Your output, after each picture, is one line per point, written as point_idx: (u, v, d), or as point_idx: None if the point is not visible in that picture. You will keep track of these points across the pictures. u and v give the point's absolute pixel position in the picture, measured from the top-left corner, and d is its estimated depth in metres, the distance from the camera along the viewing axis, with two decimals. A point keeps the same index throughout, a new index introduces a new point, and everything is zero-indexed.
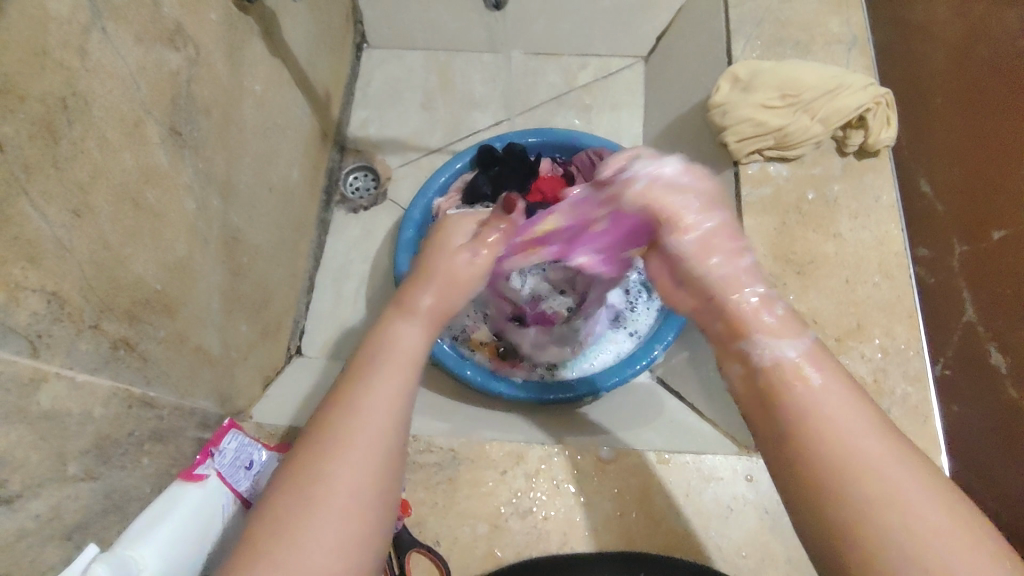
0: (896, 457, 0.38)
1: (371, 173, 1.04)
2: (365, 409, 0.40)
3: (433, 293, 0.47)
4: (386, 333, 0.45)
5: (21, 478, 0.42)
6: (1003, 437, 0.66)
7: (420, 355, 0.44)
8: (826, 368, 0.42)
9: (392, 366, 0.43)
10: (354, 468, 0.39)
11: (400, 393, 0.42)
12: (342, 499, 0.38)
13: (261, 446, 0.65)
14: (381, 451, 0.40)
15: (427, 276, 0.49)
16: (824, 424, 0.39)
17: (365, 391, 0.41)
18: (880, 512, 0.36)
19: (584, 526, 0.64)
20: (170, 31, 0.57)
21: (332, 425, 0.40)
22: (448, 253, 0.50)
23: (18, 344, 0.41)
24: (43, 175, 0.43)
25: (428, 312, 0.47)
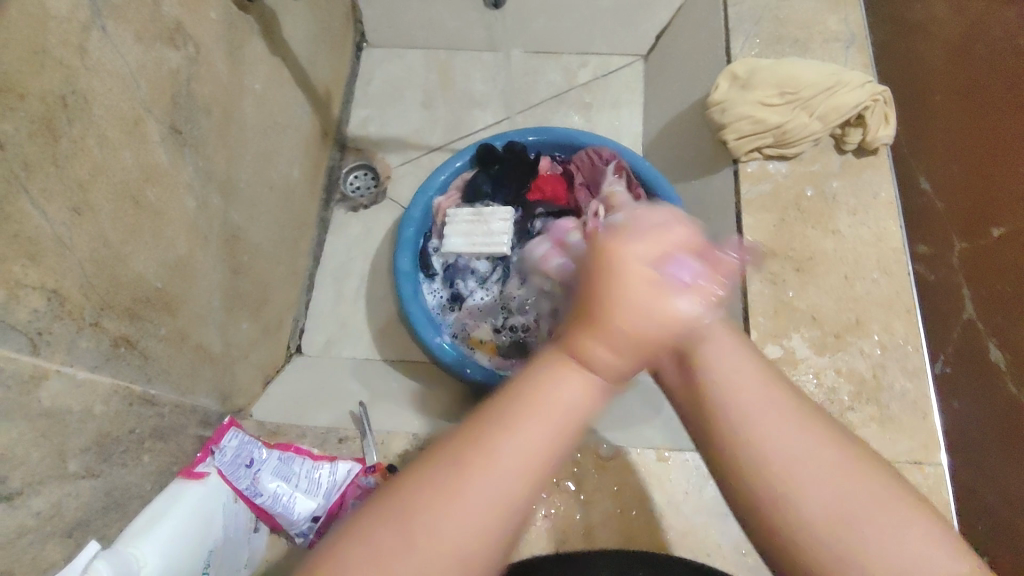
0: (805, 434, 0.35)
1: (371, 172, 1.04)
2: (499, 459, 0.33)
3: (627, 343, 0.34)
4: (548, 377, 0.35)
5: (22, 475, 0.42)
6: (1002, 432, 0.67)
7: (578, 422, 0.35)
8: (725, 344, 0.38)
9: (540, 424, 0.34)
10: (466, 524, 0.32)
11: (542, 456, 0.34)
12: (460, 538, 0.32)
13: (261, 443, 0.65)
14: (509, 505, 0.33)
15: (603, 317, 0.34)
16: (724, 398, 0.37)
17: (508, 441, 0.33)
18: (779, 485, 0.34)
19: (584, 524, 0.65)
20: (170, 29, 0.57)
21: (461, 458, 0.33)
22: (638, 281, 0.34)
23: (18, 342, 0.42)
24: (43, 173, 0.43)
25: (615, 372, 0.35)
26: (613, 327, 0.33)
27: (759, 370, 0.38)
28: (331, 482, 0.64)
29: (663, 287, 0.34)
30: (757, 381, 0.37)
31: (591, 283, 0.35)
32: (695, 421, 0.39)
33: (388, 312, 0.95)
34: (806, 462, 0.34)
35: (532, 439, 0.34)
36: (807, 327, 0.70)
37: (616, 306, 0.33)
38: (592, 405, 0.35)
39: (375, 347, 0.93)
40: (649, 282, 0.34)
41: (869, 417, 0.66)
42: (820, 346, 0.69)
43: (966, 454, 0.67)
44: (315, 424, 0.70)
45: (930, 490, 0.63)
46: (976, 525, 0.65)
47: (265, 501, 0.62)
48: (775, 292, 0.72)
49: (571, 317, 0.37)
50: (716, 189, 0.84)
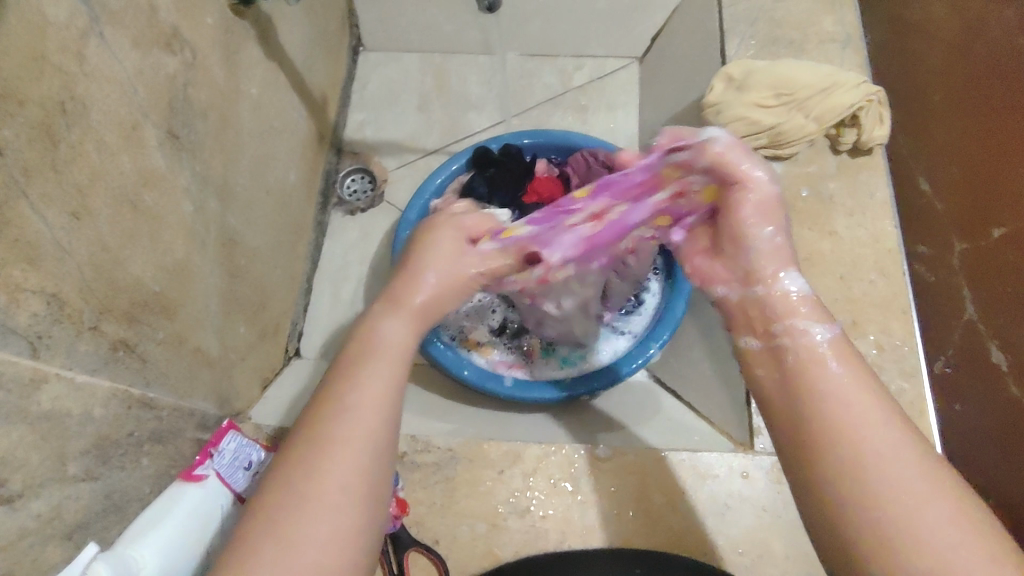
0: (908, 459, 0.37)
1: (369, 175, 1.05)
2: (348, 401, 0.40)
3: (437, 279, 0.49)
4: (370, 333, 0.45)
5: (23, 477, 0.42)
6: (1003, 431, 0.67)
7: (403, 351, 0.44)
8: (840, 362, 0.42)
9: (370, 372, 0.42)
10: (342, 457, 0.38)
11: (384, 384, 0.42)
12: (335, 479, 0.38)
13: (260, 447, 0.66)
14: (370, 434, 0.40)
15: (412, 273, 0.49)
16: (849, 438, 0.38)
17: (351, 385, 0.41)
18: (894, 526, 0.35)
19: (582, 524, 0.64)
20: (167, 35, 0.57)
21: (312, 421, 0.40)
22: (440, 251, 0.51)
23: (18, 346, 0.42)
24: (42, 178, 0.44)
25: (418, 311, 0.47)
26: (415, 283, 0.48)
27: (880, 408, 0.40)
28: None
29: (453, 251, 0.51)
30: (877, 411, 0.39)
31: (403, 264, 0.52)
32: (783, 412, 0.42)
33: None
34: (900, 476, 0.37)
35: (370, 379, 0.41)
36: None
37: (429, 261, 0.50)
38: (409, 338, 0.45)
39: None
40: (452, 252, 0.51)
41: None
42: None
43: (967, 463, 0.67)
44: None
45: None
46: None
47: None
48: None
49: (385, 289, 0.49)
50: None
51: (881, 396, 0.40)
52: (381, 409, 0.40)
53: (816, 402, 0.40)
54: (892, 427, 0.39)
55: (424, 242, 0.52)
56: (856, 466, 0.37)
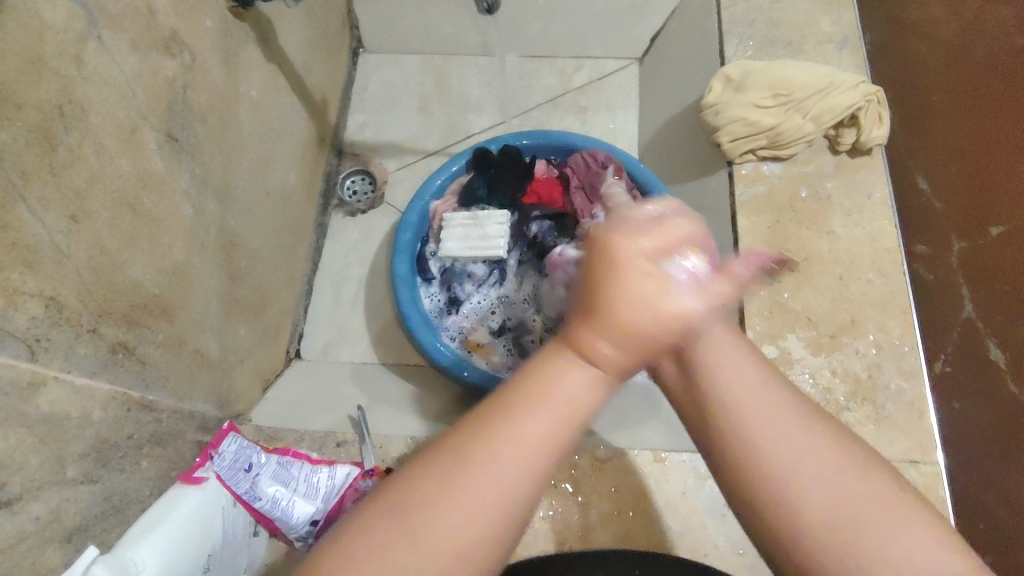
0: (782, 412, 0.37)
1: (369, 177, 1.05)
2: (503, 453, 0.34)
3: (616, 331, 0.35)
4: (547, 369, 0.36)
5: (21, 480, 0.42)
6: (1001, 435, 0.65)
7: (579, 416, 0.35)
8: (728, 345, 0.40)
9: (531, 427, 0.35)
10: (477, 517, 0.33)
11: (545, 446, 0.34)
12: (448, 535, 0.32)
13: (260, 448, 0.65)
14: (509, 498, 0.33)
15: (598, 305, 0.36)
16: (737, 409, 0.37)
17: (509, 433, 0.34)
18: (781, 488, 0.35)
19: (582, 525, 0.65)
20: (166, 38, 0.57)
21: (456, 457, 0.34)
22: (646, 301, 0.35)
23: (16, 349, 0.42)
24: (41, 181, 0.44)
25: (618, 359, 0.36)
26: (609, 321, 0.35)
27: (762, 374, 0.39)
28: (331, 486, 0.64)
29: (667, 279, 0.36)
30: (763, 380, 0.39)
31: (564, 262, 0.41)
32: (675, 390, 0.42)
33: (386, 316, 0.96)
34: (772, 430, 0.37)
35: (534, 430, 0.35)
36: (802, 327, 0.70)
37: (605, 291, 0.36)
38: (594, 395, 0.36)
39: (374, 351, 0.93)
40: (658, 304, 0.35)
41: (865, 417, 0.66)
42: (815, 346, 0.70)
43: (962, 457, 0.67)
44: (313, 429, 0.71)
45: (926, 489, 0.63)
46: (976, 526, 0.64)
47: (263, 505, 0.63)
48: (770, 294, 0.72)
49: (578, 317, 0.37)
50: (711, 191, 0.84)
51: (758, 361, 0.40)
52: (536, 469, 0.34)
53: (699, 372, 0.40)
54: (776, 391, 0.38)
55: (607, 262, 0.36)
56: (748, 437, 0.37)
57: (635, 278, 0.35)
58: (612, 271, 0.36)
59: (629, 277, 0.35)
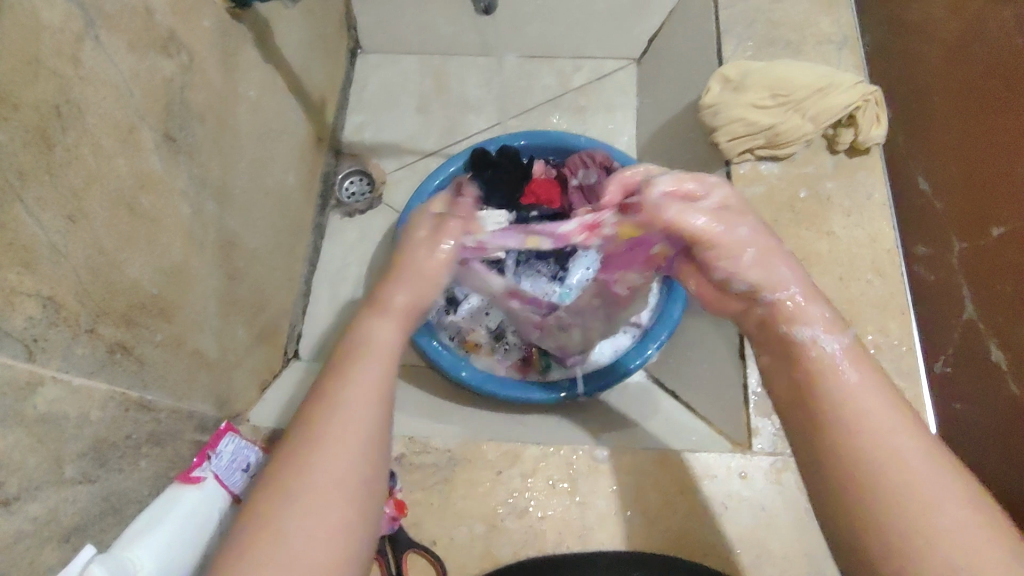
0: (927, 454, 0.39)
1: (367, 177, 1.05)
2: (337, 400, 0.42)
3: (408, 289, 0.49)
4: (359, 336, 0.46)
5: (19, 480, 0.42)
6: (1001, 434, 0.66)
7: (394, 348, 0.46)
8: (861, 371, 0.43)
9: (364, 365, 0.44)
10: (335, 455, 0.40)
11: (377, 382, 0.43)
12: (322, 485, 0.39)
13: (258, 449, 0.66)
14: (358, 437, 0.41)
15: (399, 275, 0.50)
16: (863, 426, 0.40)
17: (341, 385, 0.43)
18: (893, 495, 0.38)
19: (581, 525, 0.64)
20: (164, 39, 0.57)
21: (303, 423, 0.41)
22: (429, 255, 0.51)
23: (14, 349, 0.42)
24: (38, 182, 0.44)
25: (401, 310, 0.48)
26: (398, 286, 0.49)
27: (901, 410, 0.41)
28: None
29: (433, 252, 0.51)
30: (898, 417, 0.41)
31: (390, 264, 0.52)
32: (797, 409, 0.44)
33: None
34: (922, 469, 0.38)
35: (362, 374, 0.43)
36: None
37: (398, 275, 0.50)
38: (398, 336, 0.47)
39: None
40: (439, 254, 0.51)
41: None
42: None
43: (961, 454, 0.68)
44: None
45: None
46: None
47: None
48: None
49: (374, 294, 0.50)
50: None
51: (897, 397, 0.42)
52: (375, 402, 0.42)
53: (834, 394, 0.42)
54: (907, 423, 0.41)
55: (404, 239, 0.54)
56: (864, 448, 0.40)
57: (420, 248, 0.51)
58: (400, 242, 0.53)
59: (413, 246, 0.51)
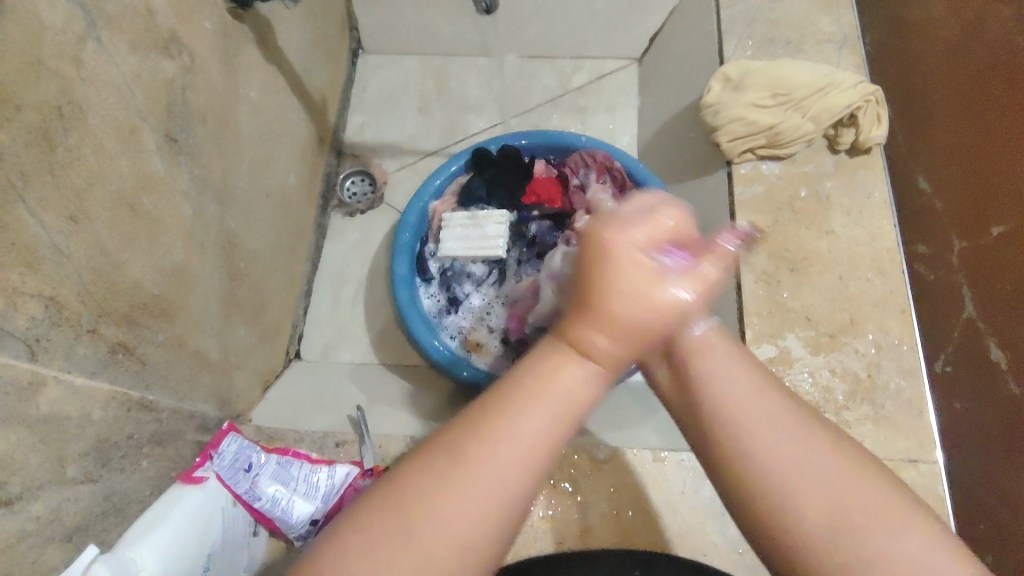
0: (781, 423, 0.38)
1: (369, 178, 1.05)
2: (500, 436, 0.36)
3: (619, 334, 0.37)
4: (549, 369, 0.37)
5: (21, 480, 0.42)
6: (1000, 433, 0.66)
7: (585, 402, 0.37)
8: (722, 357, 0.40)
9: (541, 407, 0.37)
10: (472, 513, 0.35)
11: (549, 431, 0.37)
12: (458, 515, 0.35)
13: (260, 448, 0.66)
14: (516, 484, 0.36)
15: (599, 309, 0.36)
16: (736, 412, 0.38)
17: (502, 432, 0.36)
18: (774, 488, 0.36)
19: (581, 524, 0.65)
20: (165, 39, 0.58)
21: (458, 444, 0.36)
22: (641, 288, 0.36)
23: (16, 349, 0.42)
24: (40, 182, 0.44)
25: (609, 360, 0.37)
26: (606, 324, 0.36)
27: (755, 381, 0.40)
28: (331, 486, 0.65)
29: (648, 275, 0.37)
30: (761, 393, 0.39)
31: (582, 283, 0.38)
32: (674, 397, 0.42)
33: (386, 317, 0.96)
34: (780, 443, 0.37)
35: (532, 426, 0.36)
36: (801, 327, 0.70)
37: (610, 302, 0.36)
38: (593, 387, 0.38)
39: (374, 352, 0.94)
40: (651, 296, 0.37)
41: (864, 416, 0.66)
42: (814, 346, 0.70)
43: (960, 452, 0.67)
44: (313, 429, 0.71)
45: (925, 489, 0.63)
46: (979, 525, 0.65)
47: (263, 505, 0.63)
48: (768, 293, 0.72)
49: (575, 313, 0.38)
50: (710, 191, 0.84)
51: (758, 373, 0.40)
52: (532, 460, 0.36)
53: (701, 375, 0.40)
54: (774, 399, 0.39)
55: (606, 257, 0.37)
56: (729, 431, 0.38)
57: (627, 260, 0.37)
58: (597, 257, 0.37)
59: (618, 258, 0.37)
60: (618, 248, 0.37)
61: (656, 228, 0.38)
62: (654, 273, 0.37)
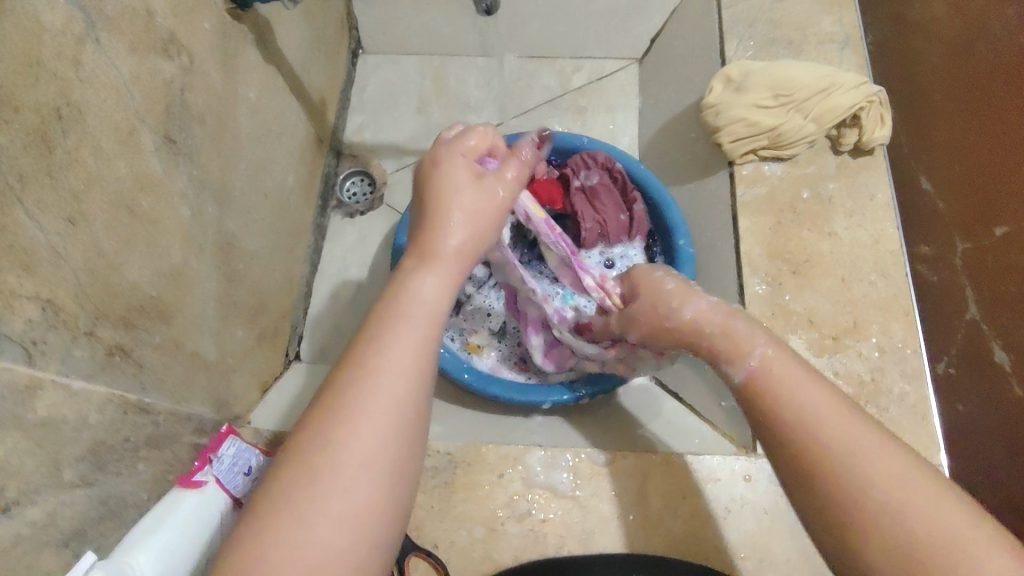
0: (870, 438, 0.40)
1: (368, 178, 1.05)
2: (376, 364, 0.40)
3: (455, 229, 0.47)
4: (402, 288, 0.44)
5: (17, 484, 0.42)
6: (1004, 436, 0.65)
7: (438, 310, 0.44)
8: (792, 371, 0.44)
9: (402, 330, 0.42)
10: (373, 425, 0.39)
11: (418, 347, 0.42)
12: (356, 452, 0.38)
13: (258, 451, 0.66)
14: (396, 403, 0.40)
15: (440, 218, 0.47)
16: (818, 430, 0.41)
17: (379, 348, 0.41)
18: (857, 502, 0.38)
19: (582, 528, 0.64)
20: (164, 40, 0.57)
21: (339, 391, 0.40)
22: (463, 194, 0.48)
23: (13, 352, 0.42)
24: (38, 184, 0.43)
25: (451, 256, 0.46)
26: (448, 224, 0.47)
27: (832, 398, 0.42)
28: None
29: (480, 194, 0.48)
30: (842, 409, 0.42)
31: (421, 197, 0.49)
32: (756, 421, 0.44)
33: None
34: (874, 456, 0.39)
35: (401, 337, 0.42)
36: (804, 329, 0.70)
37: (438, 212, 0.47)
38: (440, 292, 0.45)
39: None
40: (474, 198, 0.48)
41: None
42: (816, 348, 0.69)
43: (964, 455, 0.67)
44: None
45: None
46: None
47: None
48: (771, 295, 0.72)
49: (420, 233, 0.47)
50: (711, 192, 0.83)
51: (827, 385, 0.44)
52: (413, 364, 0.41)
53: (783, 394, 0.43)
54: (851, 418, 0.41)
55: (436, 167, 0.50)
56: (825, 445, 0.40)
57: (455, 178, 0.48)
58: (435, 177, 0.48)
59: (450, 177, 0.48)
60: (449, 166, 0.49)
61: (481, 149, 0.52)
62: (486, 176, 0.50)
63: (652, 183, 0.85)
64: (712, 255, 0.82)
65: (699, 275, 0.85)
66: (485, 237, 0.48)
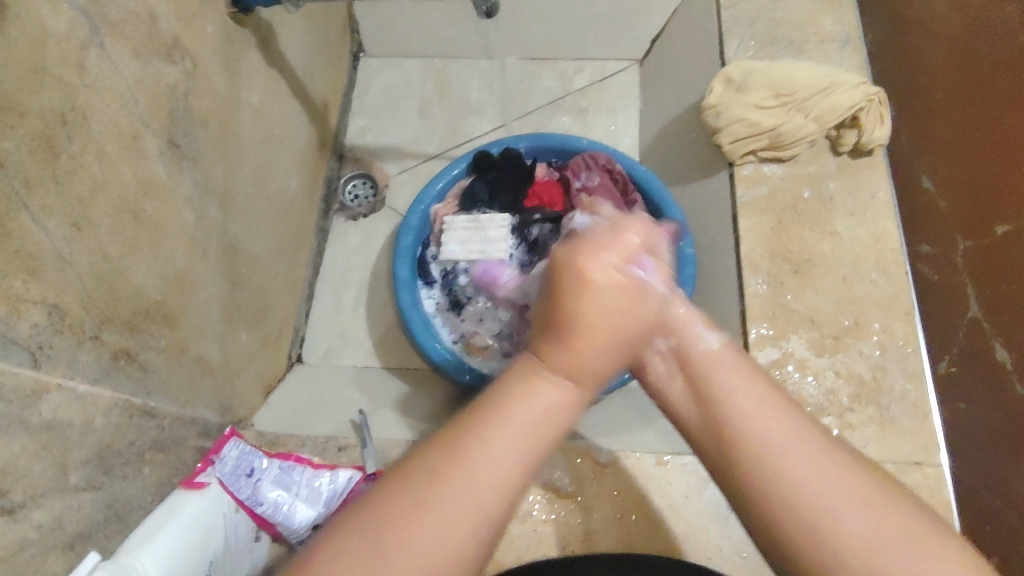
0: (805, 442, 0.37)
1: (370, 182, 1.05)
2: (476, 469, 0.34)
3: (592, 350, 0.38)
4: (525, 384, 0.37)
5: (24, 488, 0.42)
6: (1005, 438, 0.66)
7: (564, 430, 0.37)
8: (729, 367, 0.41)
9: (514, 437, 0.36)
10: (450, 535, 0.33)
11: (526, 462, 0.35)
12: (425, 557, 0.33)
13: (262, 453, 0.66)
14: (483, 517, 0.34)
15: (573, 332, 0.37)
16: (751, 437, 0.37)
17: (482, 449, 0.35)
18: (813, 518, 0.35)
19: (585, 528, 0.64)
20: (167, 45, 0.58)
21: (428, 480, 0.34)
22: (602, 313, 0.38)
23: (19, 357, 0.42)
24: (43, 190, 0.44)
25: (588, 377, 0.38)
26: (584, 336, 0.37)
27: (779, 405, 0.39)
28: (332, 490, 0.65)
29: (626, 304, 0.38)
30: (788, 422, 0.38)
31: (555, 301, 0.38)
32: (704, 440, 0.40)
33: (388, 320, 0.96)
34: (828, 484, 0.36)
35: (506, 446, 0.35)
36: (805, 329, 0.70)
37: (578, 318, 0.37)
38: (569, 413, 0.37)
39: (375, 355, 0.94)
40: (612, 313, 0.38)
41: (868, 418, 0.66)
42: (818, 347, 0.69)
43: (967, 458, 0.66)
44: (315, 433, 0.72)
45: (931, 492, 0.62)
46: (985, 529, 0.63)
47: (266, 510, 0.63)
48: (773, 296, 0.72)
49: (546, 334, 0.38)
50: (713, 192, 0.83)
51: (782, 399, 0.39)
52: (507, 491, 0.35)
53: (728, 408, 0.39)
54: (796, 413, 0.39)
55: (583, 289, 0.38)
56: (758, 457, 0.37)
57: (597, 297, 0.38)
58: (580, 296, 0.37)
59: (593, 295, 0.38)
60: (593, 278, 0.38)
61: (634, 255, 0.39)
62: (635, 293, 0.38)
63: (654, 185, 0.86)
64: (714, 256, 0.82)
65: (701, 276, 0.86)
66: (614, 355, 0.39)
